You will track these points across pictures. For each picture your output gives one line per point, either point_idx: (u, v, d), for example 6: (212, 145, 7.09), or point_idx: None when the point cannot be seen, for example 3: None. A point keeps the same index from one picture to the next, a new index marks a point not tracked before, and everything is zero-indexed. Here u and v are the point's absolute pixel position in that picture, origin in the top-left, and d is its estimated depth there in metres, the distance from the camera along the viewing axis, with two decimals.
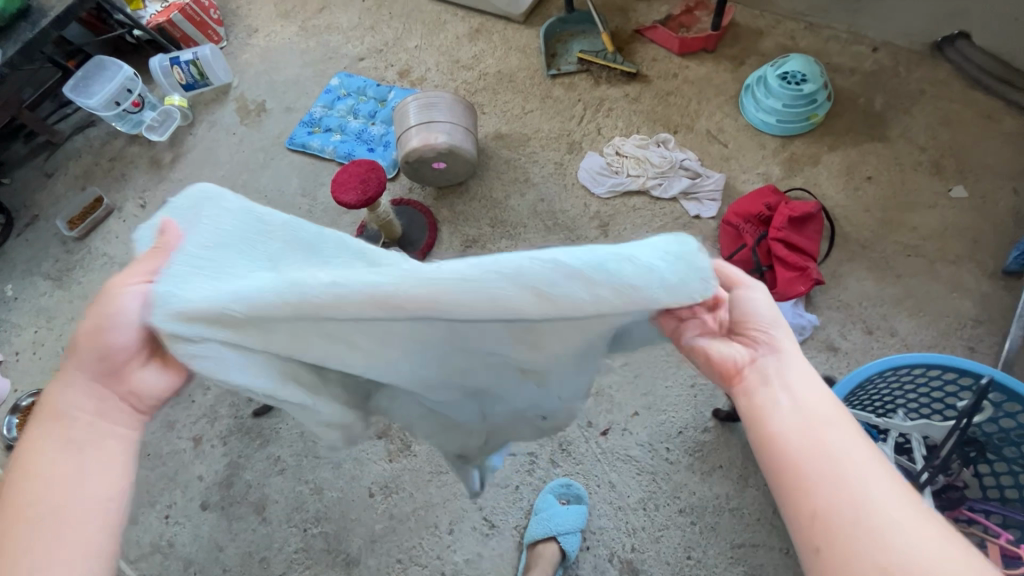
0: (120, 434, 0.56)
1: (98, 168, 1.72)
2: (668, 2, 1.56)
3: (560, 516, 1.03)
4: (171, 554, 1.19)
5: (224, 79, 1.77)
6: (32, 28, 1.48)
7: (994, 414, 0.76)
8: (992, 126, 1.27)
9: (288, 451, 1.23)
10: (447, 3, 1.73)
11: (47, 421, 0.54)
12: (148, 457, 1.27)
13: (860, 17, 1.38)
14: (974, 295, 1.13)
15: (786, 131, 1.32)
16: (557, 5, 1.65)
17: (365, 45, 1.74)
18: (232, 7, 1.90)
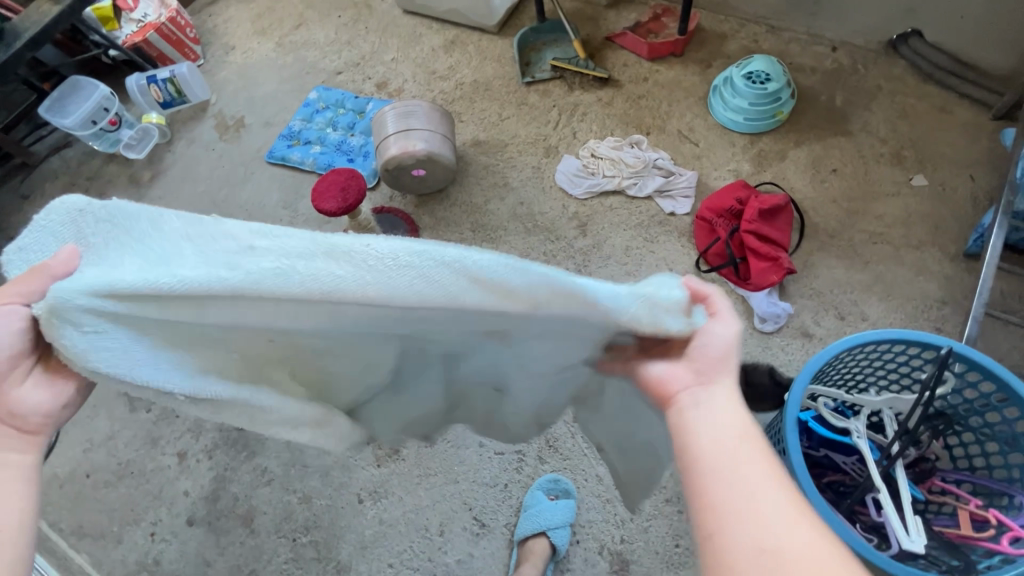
0: (11, 460, 0.51)
1: (76, 188, 1.71)
2: (636, 11, 1.61)
3: (548, 513, 1.04)
4: (158, 572, 1.17)
5: (203, 96, 1.78)
6: (5, 50, 1.48)
7: (956, 385, 0.80)
8: (947, 118, 1.33)
9: (275, 461, 1.22)
10: (422, 17, 1.77)
11: None
12: (133, 475, 1.25)
13: (818, 19, 1.44)
14: (937, 278, 1.17)
15: (754, 128, 1.36)
16: (529, 15, 1.70)
17: (342, 59, 1.76)
18: (209, 25, 1.92)
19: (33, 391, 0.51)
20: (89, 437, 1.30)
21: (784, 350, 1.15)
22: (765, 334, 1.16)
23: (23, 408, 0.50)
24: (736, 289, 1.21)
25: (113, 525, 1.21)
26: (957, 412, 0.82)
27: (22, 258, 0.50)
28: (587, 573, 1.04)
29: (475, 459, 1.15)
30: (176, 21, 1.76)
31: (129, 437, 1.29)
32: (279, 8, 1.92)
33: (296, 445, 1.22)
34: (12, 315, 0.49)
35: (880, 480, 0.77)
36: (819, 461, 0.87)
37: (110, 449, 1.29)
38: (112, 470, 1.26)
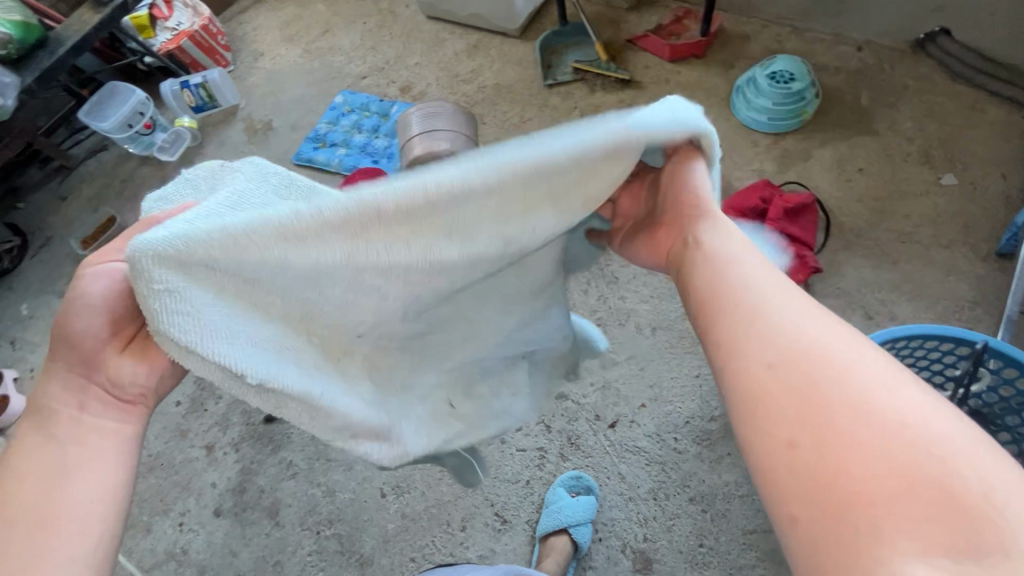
0: (108, 428, 0.52)
1: (111, 189, 1.77)
2: (658, 13, 1.62)
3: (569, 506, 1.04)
4: (186, 562, 1.19)
5: (232, 101, 1.83)
6: (49, 57, 1.54)
7: (991, 382, 0.79)
8: (977, 116, 1.31)
9: (300, 455, 1.24)
10: (445, 22, 1.81)
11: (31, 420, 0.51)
12: (162, 466, 1.29)
13: (842, 19, 1.44)
14: (969, 277, 1.15)
15: (778, 128, 1.36)
16: (550, 19, 1.72)
17: (367, 64, 1.80)
18: (239, 33, 1.98)
19: (127, 363, 0.53)
20: None
21: None
22: None
23: (121, 376, 0.52)
24: None
25: (143, 515, 1.24)
26: (992, 411, 0.80)
27: (161, 206, 0.55)
28: (609, 571, 1.03)
29: (497, 455, 1.15)
30: (209, 28, 1.82)
31: (158, 429, 1.33)
32: (306, 15, 1.97)
33: (321, 439, 1.24)
34: (113, 273, 0.53)
35: None
36: None
37: (141, 441, 1.32)
38: (143, 462, 1.30)
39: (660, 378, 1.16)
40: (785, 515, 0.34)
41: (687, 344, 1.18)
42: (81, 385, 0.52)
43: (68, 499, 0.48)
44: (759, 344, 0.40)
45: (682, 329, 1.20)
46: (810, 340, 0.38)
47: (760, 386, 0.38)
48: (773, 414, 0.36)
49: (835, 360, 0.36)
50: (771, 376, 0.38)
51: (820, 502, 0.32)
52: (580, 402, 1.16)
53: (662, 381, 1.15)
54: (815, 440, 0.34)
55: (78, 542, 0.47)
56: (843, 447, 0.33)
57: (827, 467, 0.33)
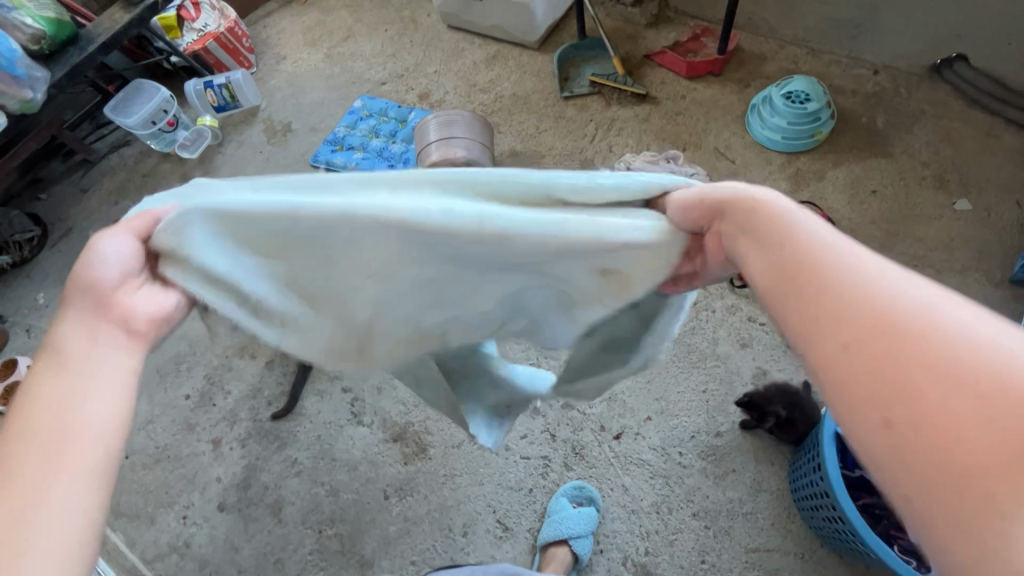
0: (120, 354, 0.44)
1: (131, 184, 1.80)
2: (675, 30, 1.64)
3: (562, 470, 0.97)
4: (188, 555, 1.20)
5: (254, 102, 1.86)
6: (79, 53, 1.58)
7: None
8: (993, 143, 1.31)
9: (305, 453, 1.25)
10: (465, 32, 1.84)
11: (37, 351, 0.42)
12: (169, 459, 1.30)
13: (859, 42, 1.45)
14: (981, 303, 1.15)
15: (792, 147, 1.36)
16: (569, 33, 1.74)
17: (387, 71, 1.83)
18: (264, 36, 2.02)
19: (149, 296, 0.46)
20: None
21: None
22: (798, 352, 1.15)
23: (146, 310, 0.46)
24: None
25: (148, 506, 1.25)
26: None
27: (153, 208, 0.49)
28: None
29: (501, 462, 1.15)
30: (234, 31, 1.86)
31: (167, 422, 1.34)
32: (329, 21, 2.01)
33: (326, 438, 1.25)
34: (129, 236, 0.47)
35: None
36: (855, 483, 0.88)
37: (149, 433, 1.33)
38: (150, 454, 1.31)
39: (667, 391, 1.16)
40: (945, 523, 0.26)
41: (695, 358, 1.18)
42: (72, 368, 0.42)
43: (24, 517, 0.36)
44: (825, 315, 0.32)
45: (691, 344, 1.20)
46: (894, 294, 0.30)
47: (837, 370, 0.31)
48: (876, 398, 0.29)
49: (933, 317, 0.29)
50: (861, 352, 0.30)
51: (968, 493, 0.25)
52: (586, 412, 1.17)
53: (668, 395, 1.15)
54: (935, 422, 0.27)
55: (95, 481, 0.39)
56: (920, 376, 0.28)
57: (973, 456, 0.25)
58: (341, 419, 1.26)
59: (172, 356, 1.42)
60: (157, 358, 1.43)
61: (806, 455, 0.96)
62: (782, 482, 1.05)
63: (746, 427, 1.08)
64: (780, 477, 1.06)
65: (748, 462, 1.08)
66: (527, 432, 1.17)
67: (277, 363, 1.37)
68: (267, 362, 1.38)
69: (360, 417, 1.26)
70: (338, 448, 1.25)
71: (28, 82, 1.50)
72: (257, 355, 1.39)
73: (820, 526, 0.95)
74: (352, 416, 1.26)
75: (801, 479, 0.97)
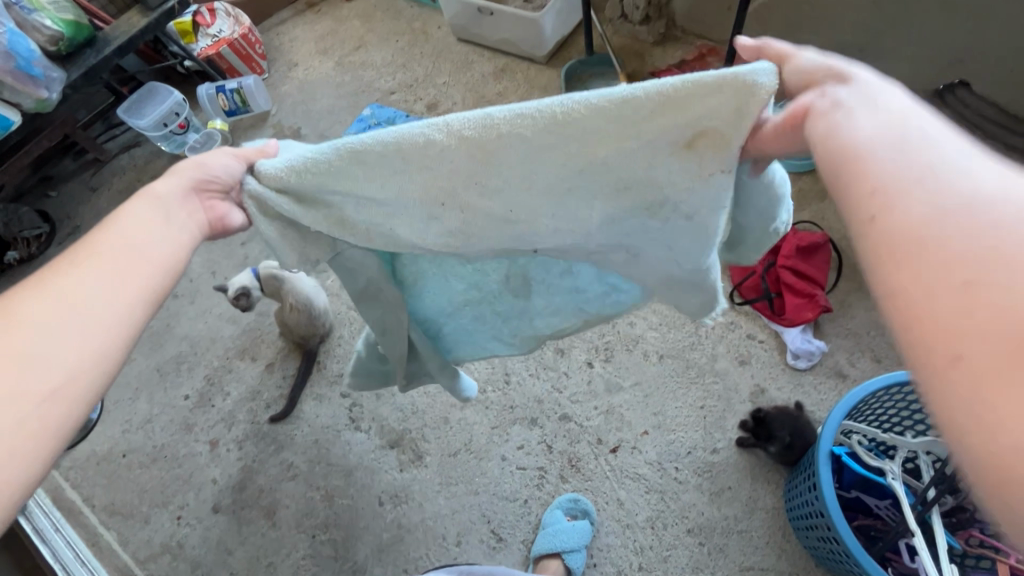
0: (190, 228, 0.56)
1: (140, 184, 1.82)
2: (681, 49, 1.67)
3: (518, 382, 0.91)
4: (181, 556, 1.19)
5: (265, 107, 1.89)
6: (95, 55, 1.61)
7: None
8: None
9: (302, 457, 1.25)
10: (474, 45, 1.86)
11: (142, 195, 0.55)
12: (166, 459, 1.30)
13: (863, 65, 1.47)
14: None
15: (794, 167, 1.38)
16: (576, 48, 1.77)
17: (397, 81, 1.86)
18: (276, 43, 2.06)
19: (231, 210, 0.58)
20: (129, 417, 1.36)
21: (816, 389, 1.14)
22: (796, 371, 1.16)
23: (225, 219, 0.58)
24: (769, 323, 1.21)
25: (142, 505, 1.25)
26: None
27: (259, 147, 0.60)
28: None
29: (497, 472, 1.15)
30: (248, 37, 1.90)
31: (165, 421, 1.34)
32: (342, 31, 2.04)
33: (323, 442, 1.26)
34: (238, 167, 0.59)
35: (917, 526, 0.75)
36: (851, 504, 0.88)
37: (147, 432, 1.34)
38: (147, 453, 1.31)
39: (664, 406, 1.16)
40: (941, 358, 0.27)
41: (693, 374, 1.18)
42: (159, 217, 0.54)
43: (85, 294, 0.47)
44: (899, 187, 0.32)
45: (689, 359, 1.20)
46: (949, 199, 0.30)
47: (926, 229, 0.29)
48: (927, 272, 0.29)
49: (991, 198, 0.29)
50: (935, 215, 0.30)
51: (1004, 342, 0.25)
52: (583, 424, 1.17)
53: (666, 410, 1.16)
54: (1009, 287, 0.26)
55: (134, 303, 0.49)
56: (955, 280, 0.28)
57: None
58: (339, 424, 1.26)
59: (174, 356, 1.43)
60: (159, 357, 1.43)
61: (803, 474, 0.95)
62: (777, 501, 1.05)
63: (743, 444, 1.09)
64: (776, 495, 1.06)
65: (745, 480, 1.07)
66: (524, 443, 1.17)
67: (278, 366, 1.38)
68: (268, 365, 1.38)
69: (358, 423, 1.26)
70: (335, 453, 1.25)
71: (44, 82, 1.52)
72: (258, 357, 1.40)
73: (814, 546, 0.94)
74: (350, 421, 1.27)
75: (797, 497, 0.97)
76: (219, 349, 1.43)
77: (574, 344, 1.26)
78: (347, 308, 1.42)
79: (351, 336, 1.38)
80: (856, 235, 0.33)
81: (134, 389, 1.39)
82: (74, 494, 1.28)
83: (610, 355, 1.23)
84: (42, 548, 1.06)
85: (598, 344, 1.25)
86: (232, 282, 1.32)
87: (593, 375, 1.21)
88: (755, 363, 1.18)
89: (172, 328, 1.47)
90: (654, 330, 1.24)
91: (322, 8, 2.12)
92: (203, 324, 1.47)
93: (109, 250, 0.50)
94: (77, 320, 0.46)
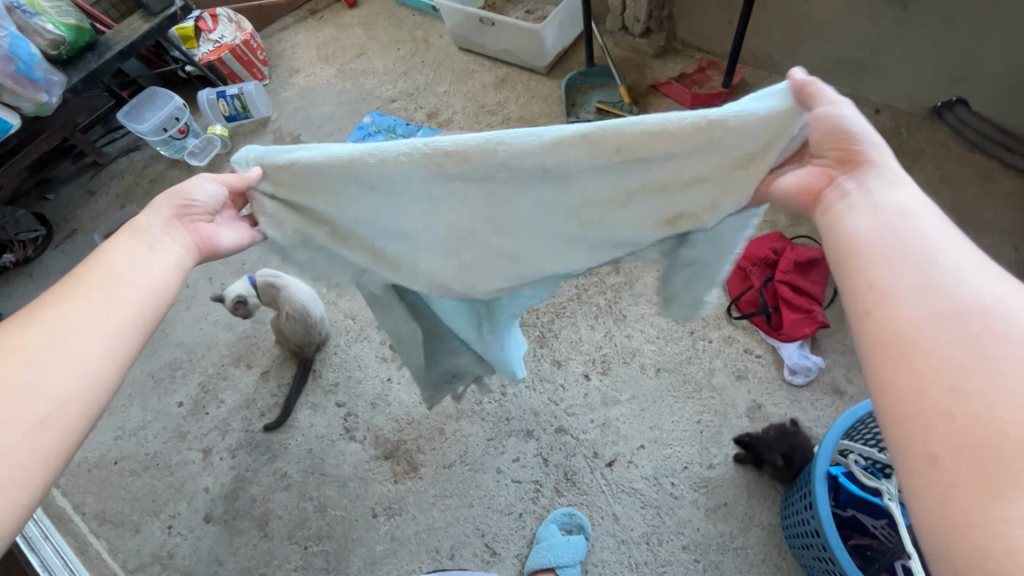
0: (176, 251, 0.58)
1: (139, 188, 1.82)
2: (682, 62, 1.68)
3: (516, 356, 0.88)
4: (171, 566, 1.18)
5: (265, 113, 1.89)
6: (96, 60, 1.61)
7: None
8: (991, 186, 1.33)
9: (295, 467, 1.24)
10: (476, 54, 1.87)
11: (127, 229, 0.57)
12: (158, 467, 1.29)
13: (862, 81, 1.48)
14: None
15: None
16: (577, 60, 1.78)
17: (398, 89, 1.86)
18: (278, 50, 2.07)
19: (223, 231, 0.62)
20: (122, 424, 1.35)
21: (813, 405, 1.13)
22: (793, 386, 1.16)
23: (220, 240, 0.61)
24: (767, 338, 1.21)
25: (133, 513, 1.24)
26: None
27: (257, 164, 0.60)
28: None
29: (492, 485, 1.15)
30: (249, 43, 1.90)
31: (158, 429, 1.33)
32: (344, 38, 2.05)
33: (318, 452, 1.25)
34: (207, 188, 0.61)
35: (912, 547, 0.74)
36: (847, 522, 0.87)
37: (140, 439, 1.32)
38: (139, 460, 1.30)
39: (661, 420, 1.16)
40: (922, 457, 0.33)
41: (690, 388, 1.18)
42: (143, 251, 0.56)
43: (75, 325, 0.48)
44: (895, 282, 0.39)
45: (686, 373, 1.20)
46: (951, 300, 0.36)
47: (908, 326, 0.37)
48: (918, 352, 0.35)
49: (962, 302, 0.36)
50: (920, 319, 0.36)
51: (967, 445, 0.31)
52: (579, 438, 1.16)
53: (662, 424, 1.15)
54: (965, 375, 0.33)
55: (125, 324, 0.51)
56: (933, 377, 0.34)
57: (974, 403, 0.32)
58: (333, 433, 1.25)
59: (168, 362, 1.42)
60: (153, 363, 1.42)
61: (799, 492, 0.94)
62: (773, 518, 1.04)
63: (740, 460, 1.08)
64: (772, 512, 1.05)
65: (741, 496, 1.07)
66: (519, 455, 1.17)
67: (273, 374, 1.37)
68: (263, 373, 1.38)
69: (353, 432, 1.25)
70: (328, 463, 1.24)
71: (44, 86, 1.52)
72: (253, 365, 1.39)
73: (809, 564, 0.93)
74: (345, 431, 1.26)
75: (793, 515, 0.96)
76: (215, 355, 1.42)
77: (571, 356, 1.25)
78: (344, 316, 1.42)
79: (347, 344, 1.37)
80: (856, 326, 0.41)
81: (127, 395, 1.38)
82: (63, 501, 1.27)
83: (606, 368, 1.23)
84: (32, 557, 1.04)
85: (595, 356, 1.24)
86: (229, 289, 1.32)
87: (590, 388, 1.21)
88: (753, 378, 1.18)
89: (167, 334, 1.47)
90: (651, 343, 1.24)
91: (324, 15, 2.13)
92: (198, 330, 1.46)
93: (95, 280, 0.52)
94: (68, 349, 0.47)
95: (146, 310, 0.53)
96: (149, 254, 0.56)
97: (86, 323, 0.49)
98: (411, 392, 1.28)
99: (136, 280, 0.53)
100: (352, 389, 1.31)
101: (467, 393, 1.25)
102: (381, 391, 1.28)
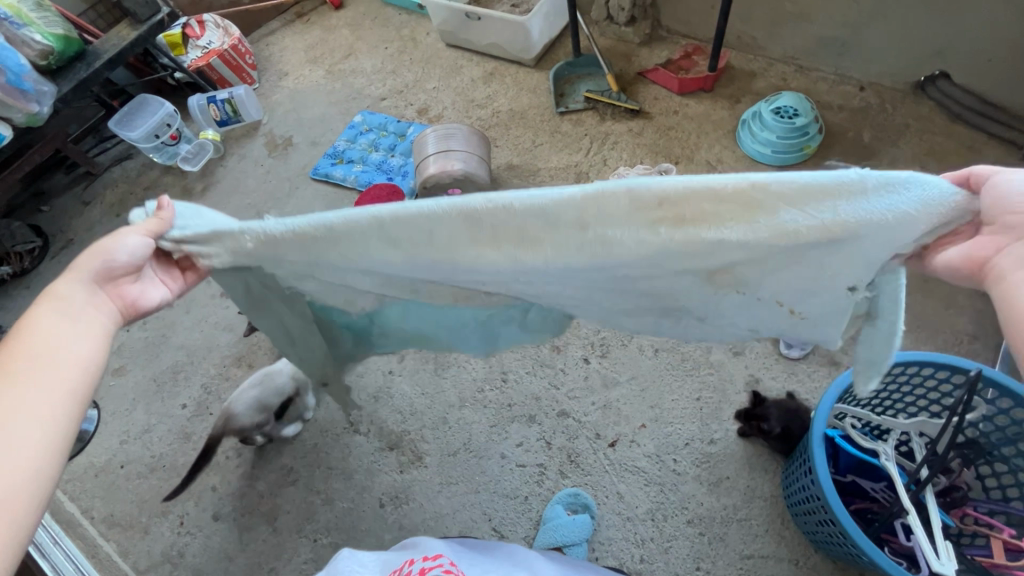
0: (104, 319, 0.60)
1: (133, 196, 1.82)
2: (668, 48, 1.69)
3: None
4: (182, 565, 1.19)
5: (256, 117, 1.89)
6: (86, 69, 1.62)
7: (988, 411, 0.81)
8: (976, 156, 1.35)
9: (301, 461, 1.25)
10: (463, 50, 1.88)
11: (47, 299, 0.58)
12: (165, 468, 1.29)
13: (845, 59, 1.49)
14: (968, 312, 1.18)
15: (781, 161, 1.41)
16: (564, 51, 1.79)
17: (387, 87, 1.87)
18: (266, 54, 2.07)
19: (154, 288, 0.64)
20: (127, 428, 1.36)
21: (810, 376, 1.15)
22: (790, 360, 1.17)
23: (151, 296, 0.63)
24: None
25: (141, 516, 1.24)
26: (989, 442, 0.82)
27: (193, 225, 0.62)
28: None
29: (496, 470, 1.16)
30: (238, 48, 1.90)
31: (163, 431, 1.34)
32: (331, 39, 2.06)
33: (323, 447, 1.26)
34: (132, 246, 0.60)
35: (909, 504, 0.76)
36: (849, 488, 0.89)
37: (145, 442, 1.33)
38: (145, 463, 1.31)
39: (661, 399, 1.17)
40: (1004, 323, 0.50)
41: (688, 366, 1.20)
42: (66, 317, 0.57)
43: (15, 406, 0.52)
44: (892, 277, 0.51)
45: (684, 352, 1.21)
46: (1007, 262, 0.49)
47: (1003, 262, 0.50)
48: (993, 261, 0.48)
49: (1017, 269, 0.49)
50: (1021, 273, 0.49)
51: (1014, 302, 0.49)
52: (581, 420, 1.18)
53: (663, 403, 1.17)
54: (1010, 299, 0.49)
55: (63, 392, 0.55)
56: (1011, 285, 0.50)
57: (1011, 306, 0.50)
58: (338, 427, 1.26)
59: (171, 366, 1.43)
60: (155, 368, 1.44)
61: (799, 462, 0.96)
62: (776, 489, 1.06)
63: (743, 433, 1.10)
64: (774, 483, 1.07)
65: (742, 470, 1.08)
66: (523, 440, 1.18)
67: None
68: None
69: (357, 425, 1.26)
70: (333, 456, 1.25)
71: (35, 96, 1.53)
72: (256, 364, 1.40)
73: (813, 532, 0.95)
74: (349, 424, 1.27)
75: (794, 484, 0.98)
76: (217, 357, 1.43)
77: (570, 341, 1.27)
78: None
79: None
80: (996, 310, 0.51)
81: (132, 399, 1.40)
82: (73, 506, 1.27)
83: (605, 350, 1.24)
84: (42, 561, 1.04)
85: (594, 340, 1.26)
86: None
87: (590, 370, 1.22)
88: (750, 353, 1.19)
89: (169, 338, 1.48)
90: None
91: (311, 18, 2.14)
92: (199, 332, 1.47)
93: (23, 366, 0.54)
94: (14, 424, 0.51)
95: (77, 376, 0.56)
96: (74, 327, 0.57)
97: (27, 393, 0.53)
98: (414, 384, 1.29)
99: (62, 356, 0.56)
100: (354, 382, 1.31)
101: (469, 382, 1.26)
102: (383, 383, 1.29)
